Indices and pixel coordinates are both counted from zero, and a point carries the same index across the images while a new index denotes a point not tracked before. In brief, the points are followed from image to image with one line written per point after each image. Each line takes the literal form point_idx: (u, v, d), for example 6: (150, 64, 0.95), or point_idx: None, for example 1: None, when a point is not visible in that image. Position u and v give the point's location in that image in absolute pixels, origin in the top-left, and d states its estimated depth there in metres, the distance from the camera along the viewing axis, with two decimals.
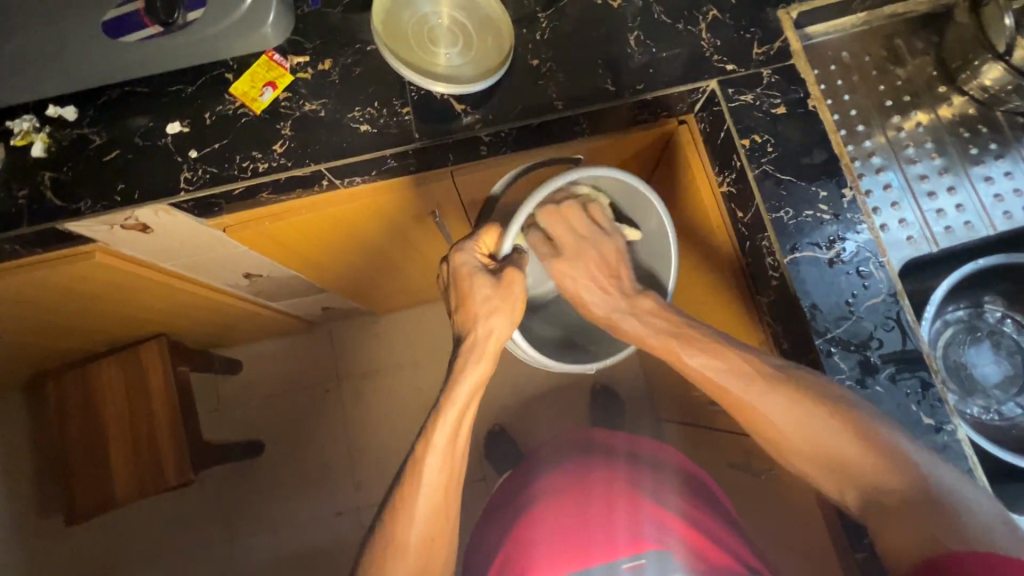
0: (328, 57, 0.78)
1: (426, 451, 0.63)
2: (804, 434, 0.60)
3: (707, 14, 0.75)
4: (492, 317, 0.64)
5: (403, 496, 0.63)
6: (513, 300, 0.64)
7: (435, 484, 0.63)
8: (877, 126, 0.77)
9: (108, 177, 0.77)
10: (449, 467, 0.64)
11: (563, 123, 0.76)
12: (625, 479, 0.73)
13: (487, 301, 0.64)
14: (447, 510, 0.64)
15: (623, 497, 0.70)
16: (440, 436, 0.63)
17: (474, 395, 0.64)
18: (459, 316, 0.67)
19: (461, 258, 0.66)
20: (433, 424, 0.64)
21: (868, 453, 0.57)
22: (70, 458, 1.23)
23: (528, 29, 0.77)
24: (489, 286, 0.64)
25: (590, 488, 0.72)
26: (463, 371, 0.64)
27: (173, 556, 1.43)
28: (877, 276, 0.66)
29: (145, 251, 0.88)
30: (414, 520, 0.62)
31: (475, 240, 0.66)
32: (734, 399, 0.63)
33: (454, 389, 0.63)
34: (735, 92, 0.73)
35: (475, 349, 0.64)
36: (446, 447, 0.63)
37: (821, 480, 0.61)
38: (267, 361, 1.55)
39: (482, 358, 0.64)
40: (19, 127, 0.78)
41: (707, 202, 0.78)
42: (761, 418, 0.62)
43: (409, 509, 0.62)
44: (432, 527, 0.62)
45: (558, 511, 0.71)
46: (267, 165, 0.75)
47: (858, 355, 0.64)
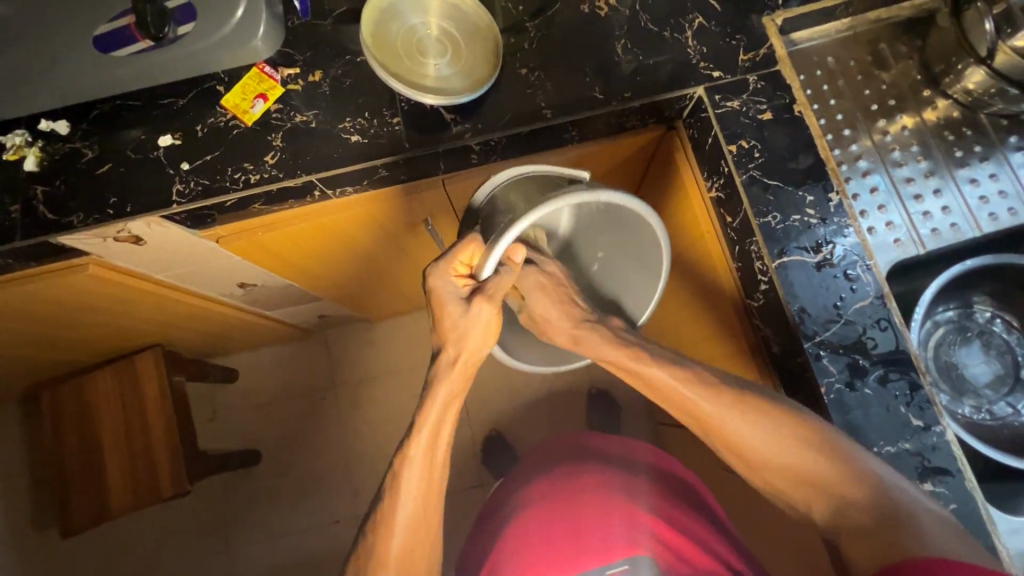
0: (319, 68, 0.79)
1: (404, 464, 0.63)
2: (772, 453, 0.60)
3: (693, 21, 0.76)
4: (466, 339, 0.64)
5: (384, 509, 0.63)
6: (482, 325, 0.63)
7: (415, 496, 0.63)
8: (863, 130, 0.77)
9: (100, 190, 0.77)
10: (427, 480, 0.63)
11: (553, 131, 0.76)
12: (620, 488, 0.72)
13: (458, 327, 0.63)
14: (427, 521, 0.64)
15: (617, 506, 0.70)
16: (417, 449, 0.63)
17: (448, 410, 0.64)
18: (436, 332, 0.66)
19: (436, 280, 0.63)
20: (412, 438, 0.64)
21: (836, 473, 0.58)
22: (67, 470, 1.23)
23: (516, 38, 0.77)
24: (459, 313, 0.63)
25: (586, 496, 0.72)
26: (438, 384, 0.64)
27: (170, 567, 1.42)
28: (864, 279, 0.67)
29: (139, 263, 0.89)
30: (395, 532, 0.62)
31: (450, 258, 0.63)
32: (703, 419, 0.63)
33: (427, 403, 0.64)
34: (722, 98, 0.73)
35: (451, 363, 0.64)
36: (424, 459, 0.63)
37: (786, 489, 0.62)
38: (263, 370, 1.55)
39: (455, 374, 0.64)
40: (11, 141, 0.77)
41: (698, 206, 0.79)
42: (727, 435, 0.62)
43: (389, 520, 0.62)
44: (414, 538, 0.63)
45: (547, 517, 0.71)
46: (258, 177, 0.76)
47: (846, 358, 0.65)
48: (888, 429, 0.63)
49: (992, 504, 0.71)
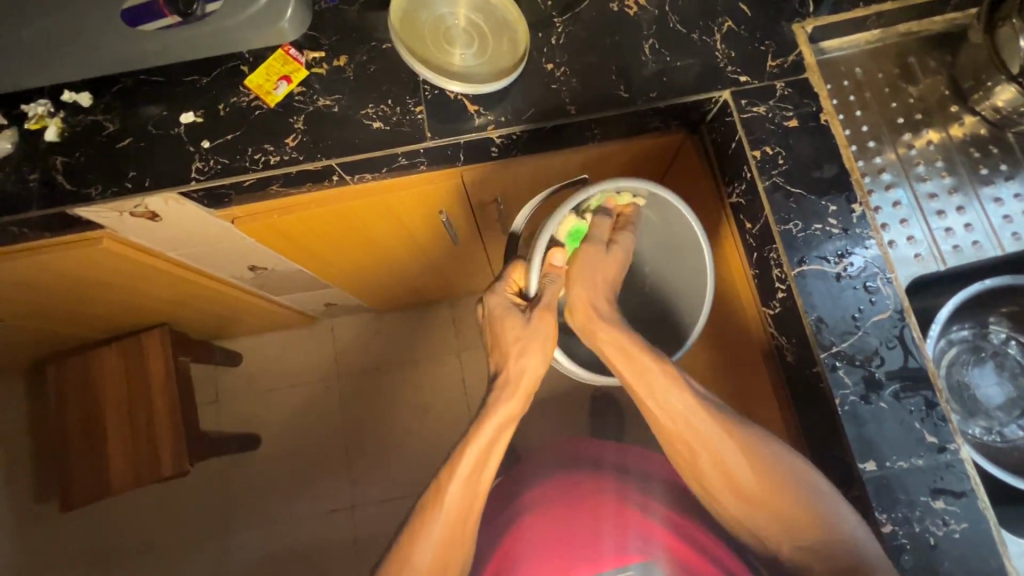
0: (344, 53, 0.78)
1: (448, 478, 0.62)
2: (753, 483, 0.60)
3: (722, 25, 0.76)
4: (526, 355, 0.66)
5: (420, 522, 0.61)
6: (540, 335, 0.66)
7: (453, 512, 0.61)
8: (888, 143, 0.77)
9: (120, 164, 0.77)
10: (468, 501, 0.62)
11: (576, 128, 0.76)
12: (613, 490, 0.72)
13: (519, 343, 0.66)
14: (462, 538, 0.62)
15: (608, 509, 0.71)
16: (465, 467, 0.63)
17: (503, 428, 0.65)
18: (493, 355, 0.70)
19: (492, 303, 0.69)
20: (459, 454, 0.64)
21: (804, 508, 0.58)
22: (68, 445, 1.23)
23: (544, 33, 0.77)
24: (519, 326, 0.66)
25: (576, 501, 0.71)
26: (496, 405, 0.65)
27: (164, 546, 1.42)
28: (884, 292, 0.66)
29: (153, 239, 0.89)
30: (428, 549, 0.60)
31: (507, 280, 0.70)
32: (698, 436, 0.62)
33: (483, 426, 0.64)
34: (748, 103, 0.73)
35: (508, 384, 0.67)
36: (468, 476, 0.63)
37: (758, 523, 0.61)
38: (268, 354, 1.55)
39: (514, 394, 0.66)
40: (33, 111, 0.78)
41: (718, 210, 0.79)
42: (716, 459, 0.62)
43: (423, 534, 0.61)
44: (446, 557, 0.61)
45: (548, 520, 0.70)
46: (279, 158, 0.75)
47: (862, 370, 0.64)
48: (901, 445, 0.62)
49: (1000, 526, 0.71)
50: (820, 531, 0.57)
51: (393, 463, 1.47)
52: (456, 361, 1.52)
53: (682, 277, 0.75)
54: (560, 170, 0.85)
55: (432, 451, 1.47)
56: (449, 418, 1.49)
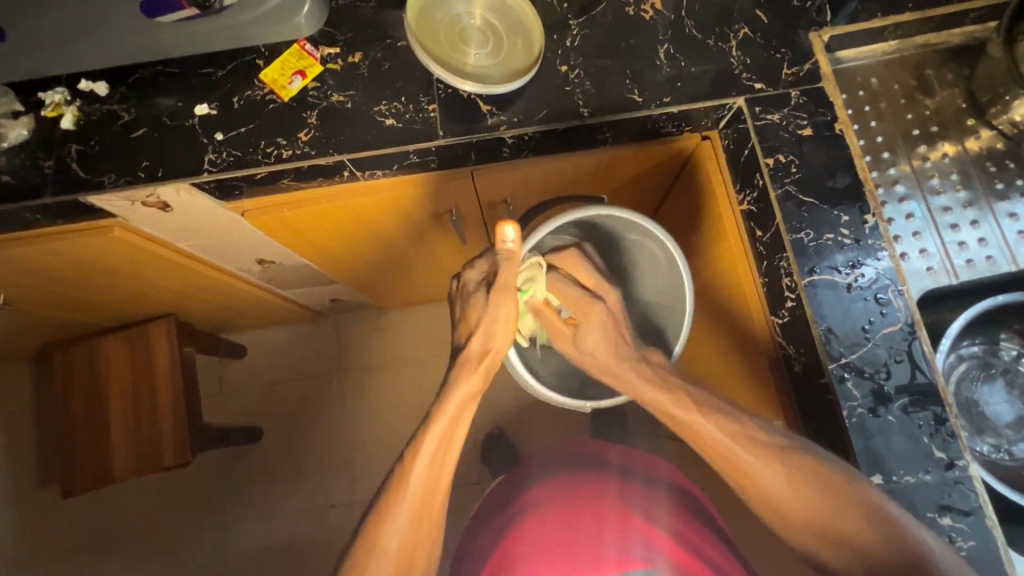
0: (359, 50, 0.79)
1: (413, 457, 0.60)
2: (812, 508, 0.57)
3: (739, 31, 0.76)
4: (492, 334, 0.64)
5: (385, 502, 0.59)
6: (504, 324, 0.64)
7: (419, 490, 0.59)
8: (903, 155, 0.76)
9: (134, 154, 0.77)
10: (433, 478, 0.60)
11: (589, 130, 0.76)
12: (616, 492, 0.69)
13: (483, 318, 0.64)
14: (429, 521, 0.60)
15: (612, 514, 0.67)
16: (429, 444, 0.61)
17: (466, 405, 0.63)
18: (461, 327, 0.68)
19: (466, 275, 0.68)
20: (424, 431, 0.62)
21: (870, 528, 0.54)
22: (71, 431, 1.24)
23: (559, 35, 0.77)
24: (483, 304, 0.64)
25: (579, 504, 0.68)
26: (457, 384, 0.63)
27: (162, 535, 1.43)
28: (895, 305, 0.66)
29: (163, 229, 0.89)
30: (394, 529, 0.58)
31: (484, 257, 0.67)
32: (738, 467, 0.60)
33: (448, 398, 0.62)
34: (762, 111, 0.73)
35: (471, 356, 0.64)
36: (432, 454, 0.61)
37: (820, 552, 0.57)
38: (272, 348, 1.55)
39: (475, 369, 0.64)
40: (50, 99, 0.79)
41: (725, 215, 0.77)
42: (763, 488, 0.59)
43: (388, 514, 0.58)
44: (414, 539, 0.59)
45: (546, 521, 0.67)
46: (291, 152, 0.76)
47: (871, 383, 0.63)
48: (909, 459, 0.62)
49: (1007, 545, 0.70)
50: (894, 553, 0.53)
51: (393, 461, 1.47)
52: None
53: (666, 304, 0.76)
54: (569, 173, 0.84)
55: None
56: None
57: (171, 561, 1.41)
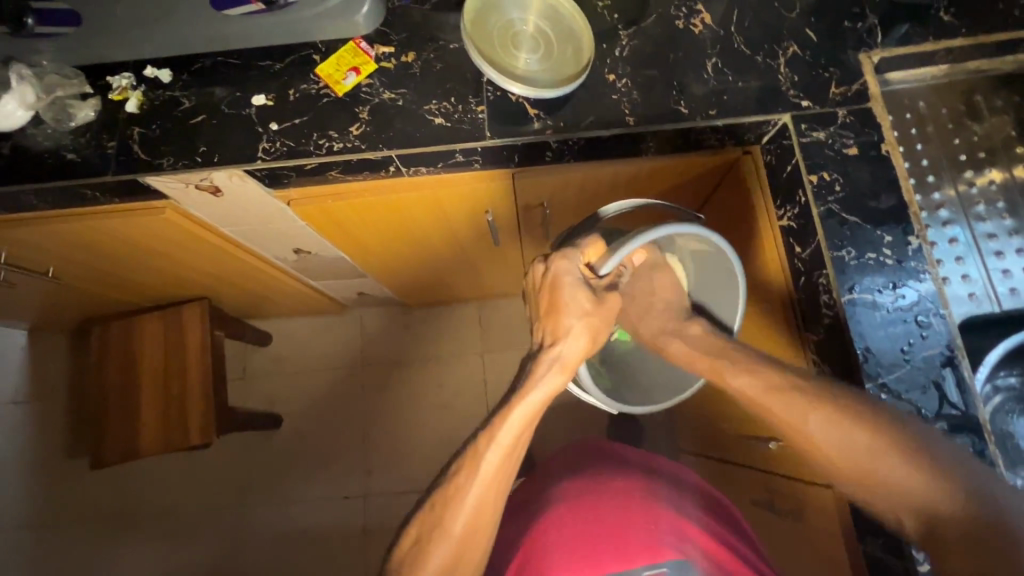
0: (412, 50, 0.81)
1: (489, 445, 0.58)
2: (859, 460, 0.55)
3: (787, 49, 0.77)
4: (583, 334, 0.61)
5: (456, 486, 0.58)
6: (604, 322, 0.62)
7: (490, 479, 0.58)
8: (948, 179, 0.76)
9: (192, 139, 0.80)
10: (505, 471, 0.59)
11: (633, 139, 0.77)
12: (646, 493, 0.67)
13: (589, 319, 0.61)
14: (493, 510, 0.59)
15: (643, 511, 0.64)
16: (507, 435, 0.59)
17: (547, 403, 0.60)
18: (545, 322, 0.63)
19: (562, 266, 0.62)
20: (501, 419, 0.59)
21: (925, 480, 0.52)
22: (104, 404, 1.27)
23: (608, 45, 0.79)
24: (587, 303, 0.61)
25: (607, 501, 0.65)
26: (541, 379, 0.60)
27: (180, 513, 1.46)
28: (936, 328, 0.65)
29: (210, 213, 0.92)
30: (460, 513, 0.57)
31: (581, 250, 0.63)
32: (779, 419, 0.58)
33: (528, 393, 0.59)
34: (808, 128, 0.73)
35: (559, 359, 0.61)
36: (510, 445, 0.59)
37: (867, 498, 0.56)
38: (297, 337, 1.58)
39: (562, 370, 0.61)
40: (118, 83, 0.82)
41: (762, 229, 0.77)
42: (805, 438, 0.57)
43: (456, 499, 0.58)
44: (475, 524, 0.58)
45: (574, 515, 0.64)
46: (342, 145, 0.78)
47: (909, 405, 0.63)
48: None
49: None
50: (954, 503, 0.51)
51: (409, 456, 1.48)
52: (479, 362, 1.53)
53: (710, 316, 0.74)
54: (609, 180, 0.86)
55: (449, 449, 1.48)
56: (468, 418, 1.49)
57: (188, 540, 1.44)
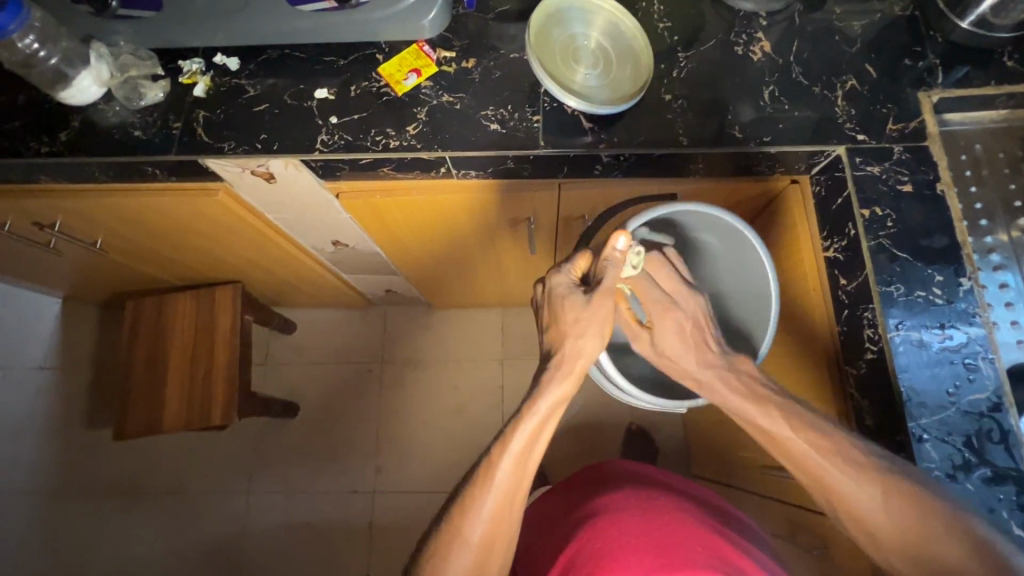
0: (473, 57, 0.83)
1: (502, 454, 0.59)
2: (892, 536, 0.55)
3: (846, 83, 0.77)
4: (584, 337, 0.60)
5: (471, 495, 0.59)
6: (601, 321, 0.60)
7: (506, 487, 0.59)
8: (1001, 224, 0.75)
9: (255, 126, 0.83)
10: (520, 478, 0.59)
11: (682, 159, 0.77)
12: (694, 515, 0.64)
13: (576, 320, 0.60)
14: (512, 513, 0.59)
15: (695, 530, 0.61)
16: (518, 443, 0.59)
17: (556, 409, 0.60)
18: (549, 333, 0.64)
19: (554, 283, 0.63)
20: (511, 430, 0.60)
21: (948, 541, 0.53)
22: (132, 378, 1.30)
23: (666, 65, 0.80)
24: (579, 307, 0.60)
25: (659, 516, 0.63)
26: (545, 388, 0.60)
27: (191, 493, 1.47)
28: (983, 372, 0.64)
29: (260, 199, 0.95)
30: (478, 520, 0.58)
31: (572, 262, 0.63)
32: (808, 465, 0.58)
33: (537, 403, 0.60)
34: (863, 161, 0.73)
35: (562, 364, 0.61)
36: (522, 454, 0.59)
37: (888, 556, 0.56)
38: (320, 328, 1.60)
39: (567, 376, 0.60)
40: (189, 67, 0.86)
41: (807, 258, 0.78)
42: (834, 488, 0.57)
43: (474, 506, 0.58)
44: (494, 530, 0.58)
45: (626, 522, 0.62)
46: (398, 143, 0.79)
47: (952, 448, 0.62)
48: None
49: None
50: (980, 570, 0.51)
51: (422, 457, 1.48)
52: (498, 369, 1.54)
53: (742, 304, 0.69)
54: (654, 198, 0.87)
55: (461, 454, 1.48)
56: (483, 424, 1.50)
57: (196, 519, 1.45)
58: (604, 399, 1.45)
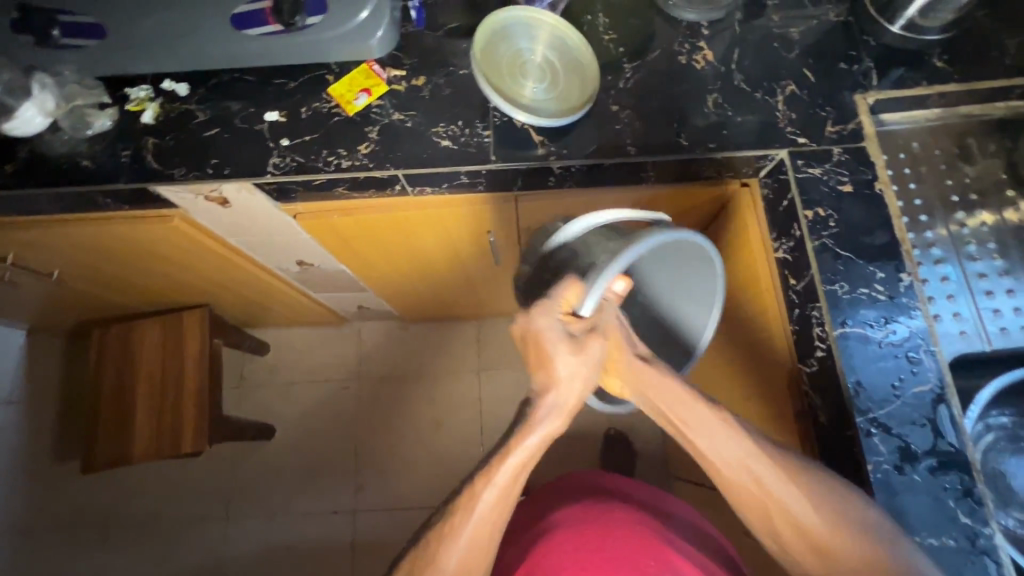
0: (423, 75, 0.84)
1: (484, 484, 0.58)
2: (818, 529, 0.57)
3: (785, 88, 0.79)
4: (577, 380, 0.60)
5: (449, 524, 0.58)
6: (597, 362, 0.59)
7: (484, 519, 0.58)
8: (940, 219, 0.78)
9: (206, 151, 0.82)
10: (501, 508, 0.59)
11: (632, 168, 0.79)
12: (643, 523, 0.66)
13: (575, 364, 0.58)
14: (491, 542, 0.59)
15: (642, 544, 0.62)
16: (504, 476, 0.58)
17: (544, 445, 0.59)
18: (538, 371, 0.61)
19: (541, 323, 0.57)
20: (497, 461, 0.59)
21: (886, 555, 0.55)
22: (98, 409, 1.27)
23: (612, 76, 0.81)
24: (575, 349, 0.58)
25: (608, 531, 0.64)
26: (535, 424, 0.59)
27: (165, 522, 1.44)
28: (925, 364, 0.66)
29: (218, 223, 0.94)
30: (457, 550, 0.57)
31: (559, 298, 0.57)
32: (757, 482, 0.59)
33: (526, 435, 0.59)
34: (804, 164, 0.75)
35: (557, 406, 0.60)
36: (506, 484, 0.58)
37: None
38: (294, 348, 1.59)
39: (560, 416, 0.60)
40: (136, 95, 0.85)
41: (760, 256, 0.79)
42: (787, 509, 0.58)
43: (453, 536, 0.58)
44: (472, 561, 0.58)
45: (575, 539, 0.63)
46: (350, 163, 0.80)
47: (898, 441, 0.63)
48: (932, 520, 0.61)
49: None
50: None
51: (402, 474, 1.47)
52: (476, 380, 1.53)
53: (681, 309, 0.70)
54: (611, 206, 0.88)
55: (442, 468, 1.47)
56: (462, 436, 1.49)
57: (172, 549, 1.42)
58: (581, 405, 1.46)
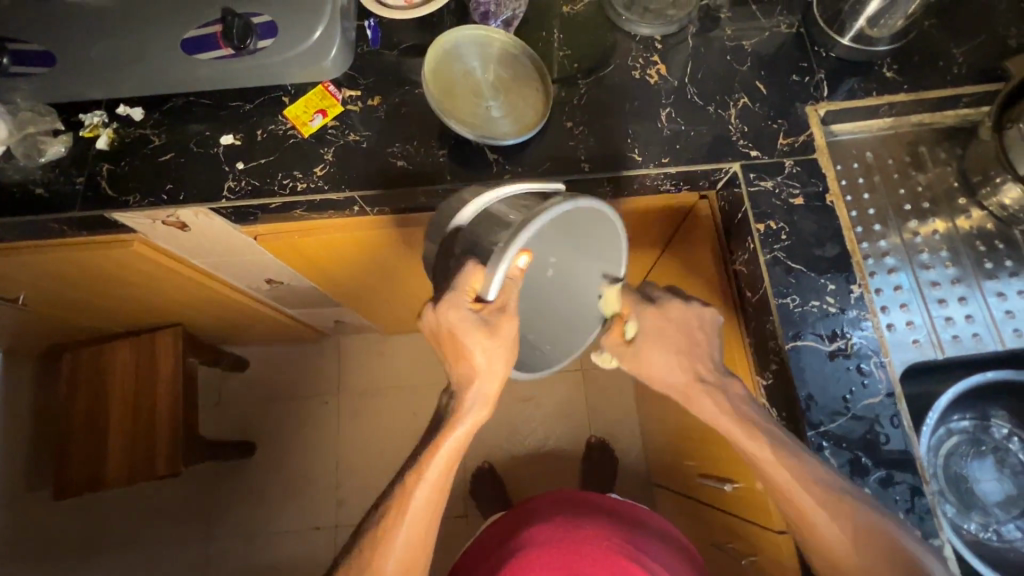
0: (379, 94, 0.84)
1: (416, 480, 0.61)
2: (798, 502, 0.58)
3: (738, 100, 0.80)
4: (496, 368, 0.58)
5: (384, 526, 0.61)
6: (510, 346, 0.57)
7: (419, 517, 0.61)
8: (893, 228, 0.79)
9: (160, 176, 0.82)
10: (434, 505, 0.62)
11: (588, 184, 0.79)
12: (614, 539, 0.68)
13: (489, 352, 0.56)
14: (426, 539, 0.63)
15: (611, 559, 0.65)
16: (435, 471, 0.61)
17: (472, 434, 0.62)
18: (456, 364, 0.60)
19: (450, 317, 0.55)
20: (427, 457, 0.61)
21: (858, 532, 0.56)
22: (70, 433, 1.26)
23: (566, 92, 0.81)
24: (487, 337, 0.55)
25: (579, 549, 0.66)
26: (464, 416, 0.61)
27: (145, 543, 1.43)
28: (876, 376, 0.66)
29: (180, 246, 0.94)
30: (392, 549, 0.61)
31: (461, 288, 0.55)
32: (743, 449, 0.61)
33: (455, 425, 0.60)
34: (756, 177, 0.76)
35: (481, 396, 0.60)
36: (438, 479, 0.61)
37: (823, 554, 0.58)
38: (272, 364, 1.58)
39: (485, 406, 0.61)
40: (90, 121, 0.85)
41: (715, 268, 0.81)
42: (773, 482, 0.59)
43: (387, 540, 0.61)
44: (407, 560, 0.61)
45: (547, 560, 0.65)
46: (306, 186, 0.80)
47: (849, 453, 0.64)
48: None
49: None
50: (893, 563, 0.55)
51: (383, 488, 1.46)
52: None
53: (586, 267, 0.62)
54: None
55: None
56: None
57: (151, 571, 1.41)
58: (562, 414, 1.46)
